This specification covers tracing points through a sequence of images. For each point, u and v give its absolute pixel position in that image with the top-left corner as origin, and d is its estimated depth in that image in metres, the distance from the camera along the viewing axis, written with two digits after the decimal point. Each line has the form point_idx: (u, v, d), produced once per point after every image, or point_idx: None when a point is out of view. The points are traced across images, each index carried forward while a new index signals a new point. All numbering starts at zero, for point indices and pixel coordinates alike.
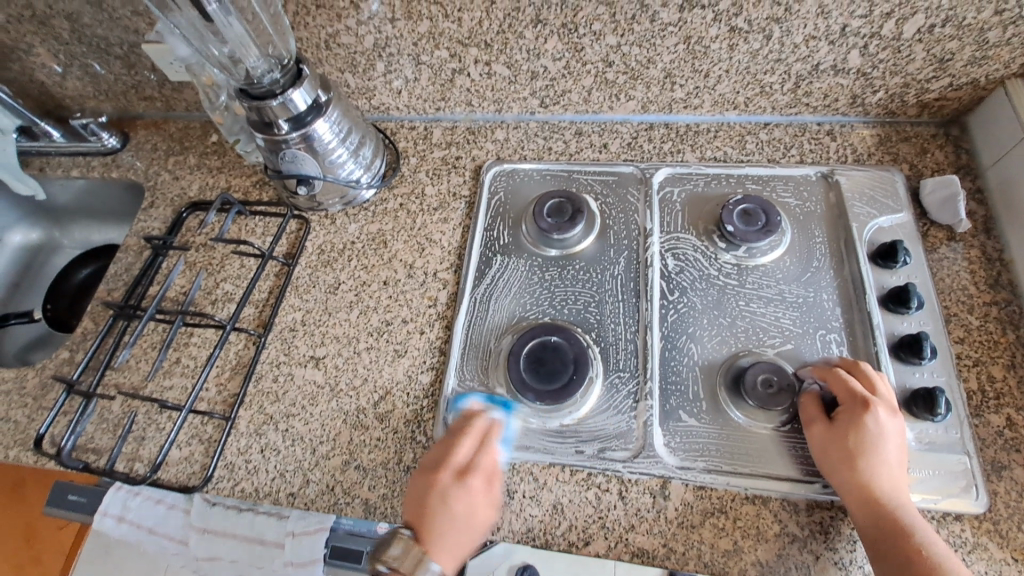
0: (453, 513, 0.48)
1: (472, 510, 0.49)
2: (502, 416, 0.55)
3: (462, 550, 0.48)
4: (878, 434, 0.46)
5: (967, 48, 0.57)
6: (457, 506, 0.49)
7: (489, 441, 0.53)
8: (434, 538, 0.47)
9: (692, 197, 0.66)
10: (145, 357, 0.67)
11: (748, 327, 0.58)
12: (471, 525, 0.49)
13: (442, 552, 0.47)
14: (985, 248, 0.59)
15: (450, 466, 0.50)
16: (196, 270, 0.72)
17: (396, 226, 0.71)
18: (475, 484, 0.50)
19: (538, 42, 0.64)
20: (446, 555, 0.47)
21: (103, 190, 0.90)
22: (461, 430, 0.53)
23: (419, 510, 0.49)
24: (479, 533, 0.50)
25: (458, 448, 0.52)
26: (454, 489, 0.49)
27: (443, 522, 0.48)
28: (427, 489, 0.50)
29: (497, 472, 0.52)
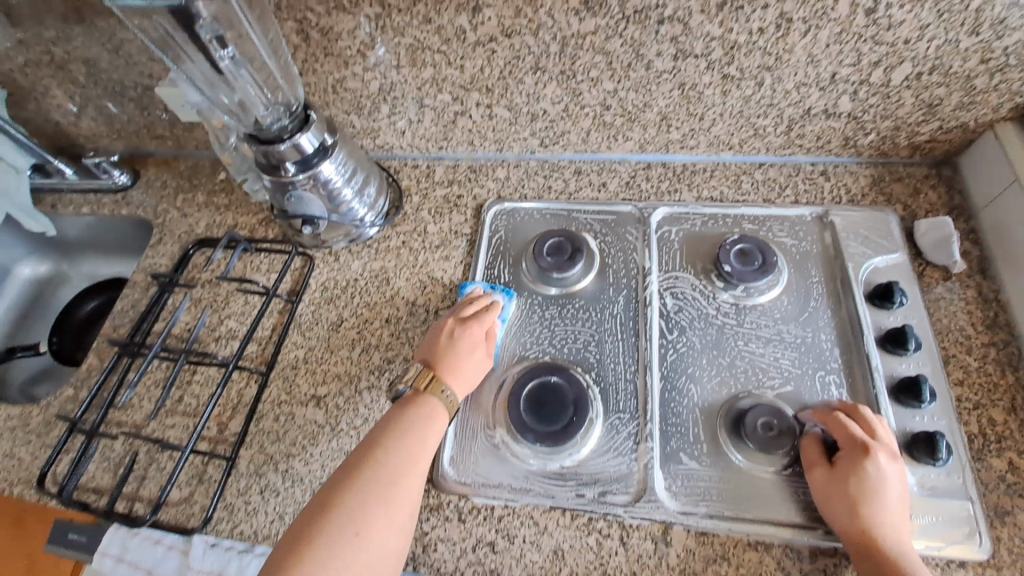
0: (458, 351, 0.57)
1: (474, 349, 0.57)
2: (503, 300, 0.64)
3: (470, 382, 0.56)
4: (879, 481, 0.46)
5: (955, 94, 0.59)
6: (460, 344, 0.57)
7: (489, 304, 0.61)
8: (442, 363, 0.56)
9: (690, 236, 0.67)
10: (149, 395, 0.68)
11: (747, 368, 0.58)
12: (473, 360, 0.57)
13: (456, 380, 0.55)
14: (981, 289, 0.59)
15: (453, 321, 0.59)
16: (201, 307, 0.73)
17: (399, 263, 0.72)
18: (476, 331, 0.58)
19: (537, 87, 0.66)
20: (456, 382, 0.55)
21: (113, 225, 0.92)
22: (467, 301, 0.62)
23: (429, 350, 0.58)
24: (482, 372, 0.57)
25: (461, 312, 0.60)
26: (457, 331, 0.58)
27: (449, 359, 0.56)
28: (436, 334, 0.59)
29: (495, 329, 0.60)
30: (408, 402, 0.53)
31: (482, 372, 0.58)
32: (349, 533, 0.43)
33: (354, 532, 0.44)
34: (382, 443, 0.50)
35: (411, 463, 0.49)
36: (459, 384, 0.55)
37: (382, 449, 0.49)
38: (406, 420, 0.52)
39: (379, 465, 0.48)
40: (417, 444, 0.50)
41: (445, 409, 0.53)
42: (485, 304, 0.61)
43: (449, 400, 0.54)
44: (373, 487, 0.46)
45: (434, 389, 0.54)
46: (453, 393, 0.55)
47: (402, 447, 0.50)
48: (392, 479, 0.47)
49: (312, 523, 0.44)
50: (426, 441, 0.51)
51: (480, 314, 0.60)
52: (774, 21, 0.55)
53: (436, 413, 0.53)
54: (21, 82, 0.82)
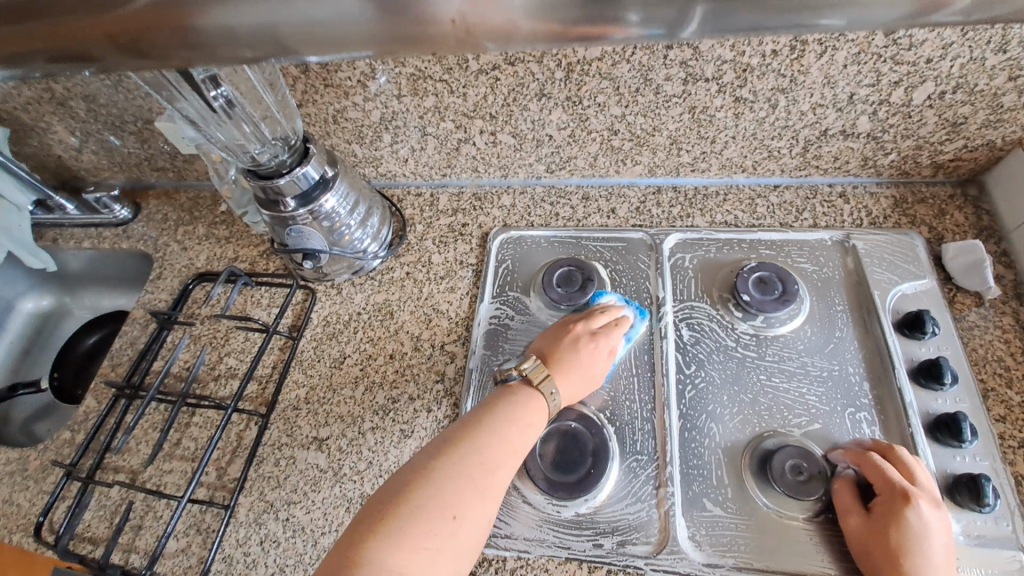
0: (579, 359, 0.53)
1: (595, 362, 0.54)
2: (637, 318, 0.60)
3: (577, 392, 0.53)
4: (922, 532, 0.42)
5: (981, 112, 0.56)
6: (583, 352, 0.54)
7: (622, 321, 0.58)
8: (559, 366, 0.53)
9: (705, 263, 0.65)
10: (146, 439, 0.66)
11: (771, 404, 0.55)
12: (588, 374, 0.53)
13: (566, 387, 0.52)
14: (1018, 315, 0.56)
15: (586, 327, 0.56)
16: (200, 345, 0.71)
17: (403, 296, 0.70)
18: (600, 344, 0.55)
19: (542, 113, 0.64)
20: (568, 384, 0.52)
21: (113, 259, 0.91)
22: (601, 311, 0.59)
23: (550, 349, 0.54)
24: (592, 384, 0.54)
25: (595, 319, 0.57)
26: (587, 338, 0.55)
27: (568, 369, 0.52)
28: (563, 333, 0.56)
29: (619, 348, 0.57)
30: (515, 392, 0.50)
31: (590, 388, 0.54)
32: (441, 514, 0.40)
33: (445, 516, 0.40)
34: (474, 426, 0.47)
35: (506, 455, 0.46)
36: (570, 394, 0.52)
37: (486, 429, 0.46)
38: (513, 402, 0.49)
39: (473, 449, 0.45)
40: (516, 435, 0.47)
41: (548, 410, 0.50)
42: (619, 319, 0.58)
43: (554, 403, 0.51)
44: (468, 469, 0.43)
45: (545, 388, 0.51)
46: (558, 400, 0.51)
47: (499, 434, 0.46)
48: (484, 466, 0.44)
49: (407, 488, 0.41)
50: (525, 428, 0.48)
51: (613, 330, 0.56)
52: (788, 43, 0.53)
53: (538, 411, 0.49)
54: (24, 118, 0.82)
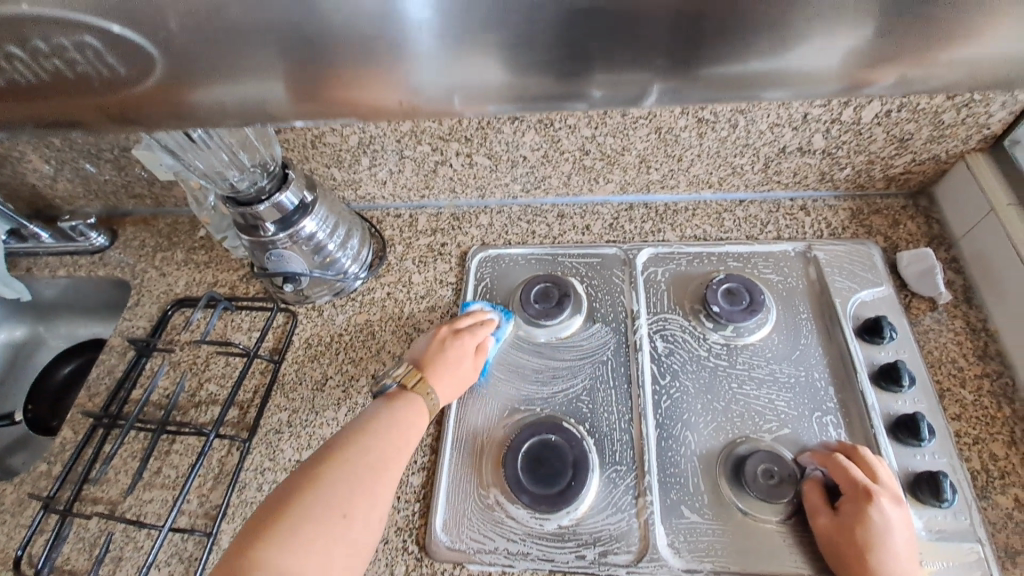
0: (449, 358, 0.58)
1: (464, 359, 0.59)
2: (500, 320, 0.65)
3: (453, 391, 0.57)
4: (884, 528, 0.44)
5: (925, 128, 0.60)
6: (451, 351, 0.59)
7: (486, 320, 0.63)
8: (433, 368, 0.57)
9: (676, 276, 0.67)
10: (126, 468, 0.65)
11: (743, 411, 0.57)
12: (459, 372, 0.58)
13: (443, 384, 0.57)
14: (968, 318, 0.59)
15: (450, 330, 0.61)
16: (180, 372, 0.70)
17: (384, 316, 0.71)
18: (465, 342, 0.60)
19: (516, 136, 0.67)
20: (441, 384, 0.56)
21: (90, 287, 0.90)
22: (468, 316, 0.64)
23: (424, 352, 0.59)
24: (468, 381, 0.59)
25: (458, 323, 0.62)
26: (451, 338, 0.60)
27: (442, 367, 0.57)
28: (430, 338, 0.60)
29: (488, 344, 0.62)
30: (393, 397, 0.54)
31: (466, 385, 0.59)
32: (323, 520, 0.42)
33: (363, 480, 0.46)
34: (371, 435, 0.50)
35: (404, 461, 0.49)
36: (442, 391, 0.57)
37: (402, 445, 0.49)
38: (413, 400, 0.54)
39: (361, 455, 0.47)
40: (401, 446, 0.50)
41: (427, 410, 0.54)
42: (481, 322, 0.62)
43: (432, 403, 0.55)
44: (358, 476, 0.46)
45: (419, 390, 0.55)
46: (436, 400, 0.55)
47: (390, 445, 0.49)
48: (373, 468, 0.47)
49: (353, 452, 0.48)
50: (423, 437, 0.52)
51: (475, 331, 0.61)
52: None
53: (416, 410, 0.53)
54: None
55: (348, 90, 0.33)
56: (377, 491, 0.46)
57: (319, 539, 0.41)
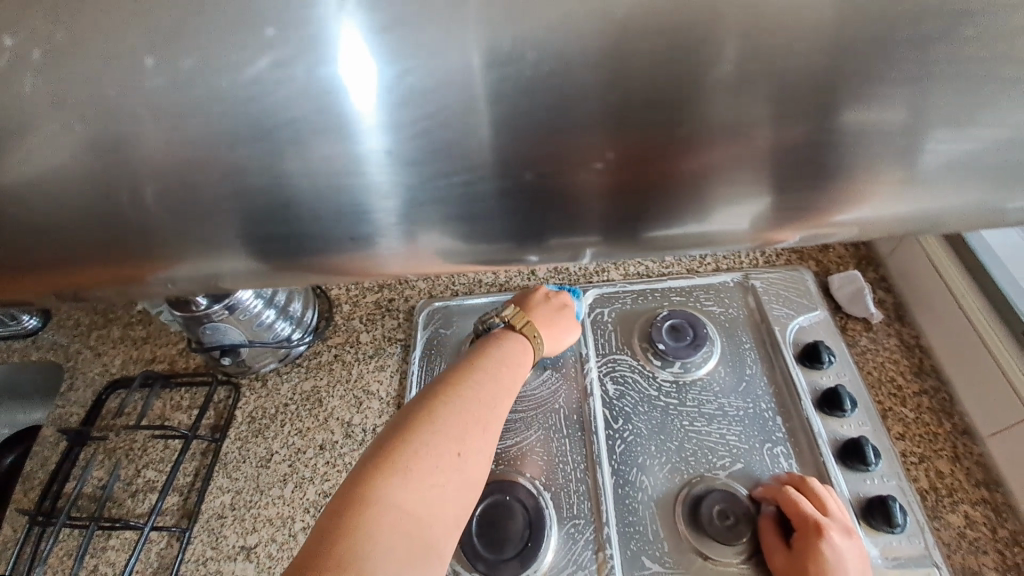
0: (551, 308, 0.61)
1: (560, 315, 0.61)
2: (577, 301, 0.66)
3: (554, 339, 0.60)
4: (837, 563, 0.44)
5: None
6: (551, 306, 0.61)
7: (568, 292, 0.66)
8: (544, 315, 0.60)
9: (622, 315, 0.67)
10: (56, 572, 0.60)
11: (696, 448, 0.56)
12: (560, 326, 0.61)
13: (547, 334, 0.59)
14: (903, 336, 0.61)
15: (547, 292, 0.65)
16: (115, 460, 0.66)
17: (331, 380, 0.69)
18: (563, 297, 0.63)
19: None
20: (545, 334, 0.59)
21: (21, 371, 0.85)
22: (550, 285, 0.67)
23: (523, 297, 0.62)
24: (566, 333, 0.61)
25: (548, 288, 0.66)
26: (553, 295, 0.63)
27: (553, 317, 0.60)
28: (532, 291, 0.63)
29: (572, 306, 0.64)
30: (502, 337, 0.54)
31: (559, 340, 0.60)
32: (442, 461, 0.40)
33: (480, 422, 0.44)
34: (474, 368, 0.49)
35: (506, 393, 0.48)
36: (548, 334, 0.59)
37: (505, 379, 0.49)
38: (507, 342, 0.53)
39: (471, 391, 0.46)
40: (508, 377, 0.50)
41: (533, 354, 0.55)
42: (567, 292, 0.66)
43: (538, 347, 0.56)
44: (471, 413, 0.44)
45: (527, 333, 0.56)
46: (540, 345, 0.57)
47: (495, 378, 0.48)
48: (483, 408, 0.45)
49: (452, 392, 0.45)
50: (519, 367, 0.52)
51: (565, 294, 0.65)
52: None
53: (524, 356, 0.54)
54: None
55: (335, 275, 0.39)
56: (492, 429, 0.45)
57: (435, 473, 0.39)
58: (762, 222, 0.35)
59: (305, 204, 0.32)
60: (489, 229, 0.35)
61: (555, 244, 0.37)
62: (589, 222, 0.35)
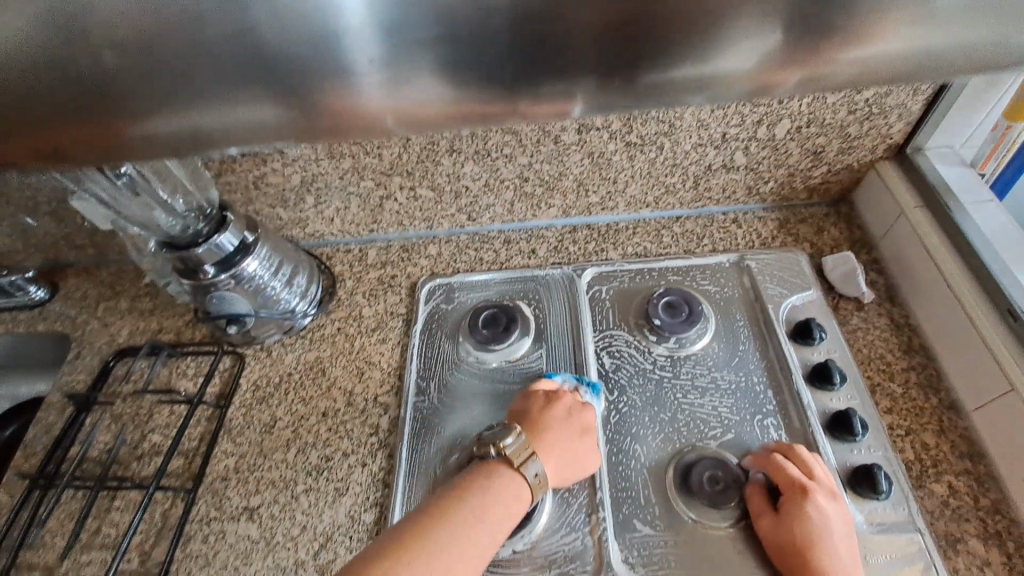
0: (565, 424, 0.55)
1: (574, 435, 0.55)
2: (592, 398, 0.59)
3: (561, 468, 0.53)
4: (822, 523, 0.46)
5: (835, 141, 0.66)
6: (564, 421, 0.55)
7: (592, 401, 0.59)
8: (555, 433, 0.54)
9: (620, 293, 0.69)
10: (61, 531, 0.61)
11: (688, 420, 0.58)
12: (570, 449, 0.54)
13: (554, 458, 0.53)
14: (893, 315, 0.63)
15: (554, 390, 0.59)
16: (121, 424, 0.68)
17: (334, 352, 0.70)
18: (582, 415, 0.56)
19: (456, 168, 0.69)
20: (549, 459, 0.52)
21: (27, 343, 0.86)
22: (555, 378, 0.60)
23: (525, 406, 0.57)
24: (580, 463, 0.54)
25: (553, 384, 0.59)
26: (574, 407, 0.56)
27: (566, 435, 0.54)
28: (549, 399, 0.57)
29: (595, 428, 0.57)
30: (500, 464, 0.50)
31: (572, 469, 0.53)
32: None
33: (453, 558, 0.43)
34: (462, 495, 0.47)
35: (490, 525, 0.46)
36: (554, 461, 0.52)
37: (494, 512, 0.47)
38: (503, 470, 0.50)
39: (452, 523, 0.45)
40: (497, 508, 0.47)
41: (529, 493, 0.50)
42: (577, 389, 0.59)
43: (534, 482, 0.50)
44: (475, 524, 0.46)
45: (525, 470, 0.50)
46: (540, 479, 0.51)
47: (483, 511, 0.47)
48: (459, 545, 0.44)
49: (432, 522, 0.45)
50: (514, 501, 0.49)
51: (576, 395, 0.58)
52: None
53: (518, 495, 0.49)
54: None
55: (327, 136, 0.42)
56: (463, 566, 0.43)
57: None
58: (769, 59, 0.39)
59: (288, 38, 0.36)
60: (470, 67, 0.38)
61: (549, 91, 0.40)
62: (580, 66, 0.39)
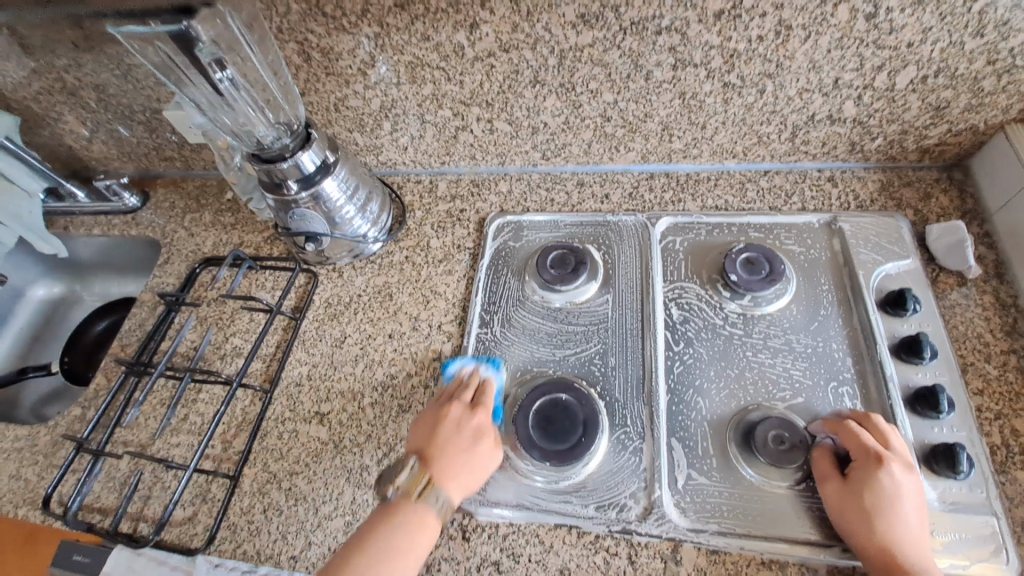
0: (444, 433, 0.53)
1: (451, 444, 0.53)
2: (491, 372, 0.60)
3: (460, 479, 0.51)
4: (893, 493, 0.44)
5: (963, 96, 0.59)
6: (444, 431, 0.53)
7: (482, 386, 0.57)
8: (437, 458, 0.52)
9: (695, 245, 0.66)
10: (154, 414, 0.68)
11: (756, 378, 0.56)
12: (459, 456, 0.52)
13: (468, 466, 0.52)
14: (999, 294, 0.58)
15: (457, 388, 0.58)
16: (206, 326, 0.73)
17: (402, 278, 0.72)
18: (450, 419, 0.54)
19: (537, 100, 0.67)
20: (453, 486, 0.51)
21: (121, 246, 0.93)
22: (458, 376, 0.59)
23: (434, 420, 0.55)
24: (484, 458, 0.52)
25: (455, 382, 0.59)
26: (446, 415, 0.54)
27: (375, 547, 0.47)
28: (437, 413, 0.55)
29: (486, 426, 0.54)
30: (405, 502, 0.50)
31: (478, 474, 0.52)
32: None
33: None
34: (389, 521, 0.49)
35: (409, 545, 0.48)
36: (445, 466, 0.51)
37: (387, 524, 0.48)
38: (410, 506, 0.49)
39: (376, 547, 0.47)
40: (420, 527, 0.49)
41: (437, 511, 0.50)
42: (476, 375, 0.59)
43: (441, 503, 0.50)
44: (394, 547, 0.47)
45: (429, 498, 0.50)
46: (445, 500, 0.50)
47: (406, 522, 0.49)
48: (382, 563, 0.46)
49: (353, 554, 0.47)
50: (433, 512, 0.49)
51: (472, 384, 0.57)
52: (773, 29, 0.55)
53: (427, 520, 0.49)
54: (36, 108, 0.85)
55: None
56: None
57: None
58: None
59: None
60: None
61: None
62: None
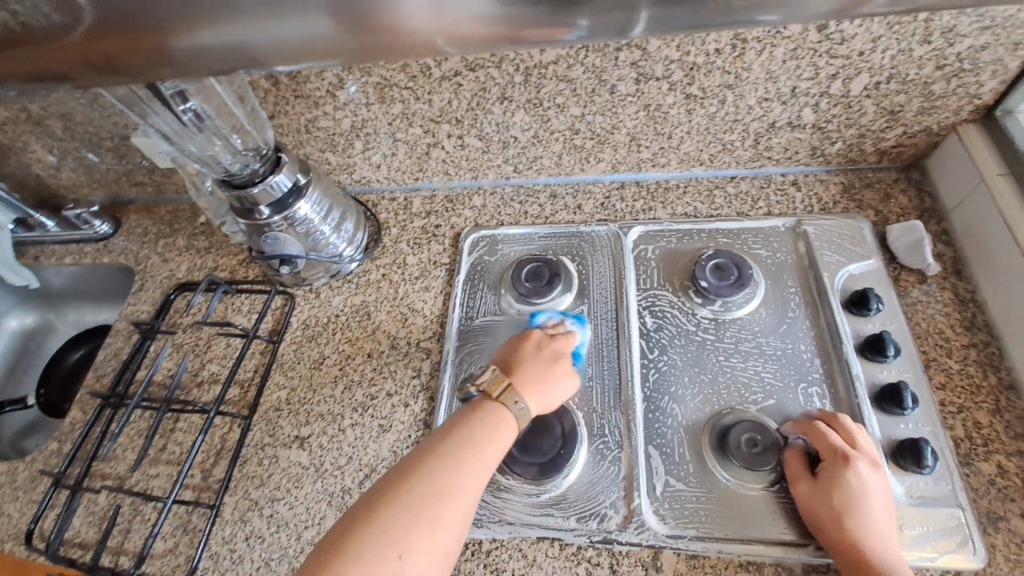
0: (529, 351, 0.55)
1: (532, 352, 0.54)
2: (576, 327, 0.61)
3: (536, 382, 0.52)
4: (860, 491, 0.46)
5: (915, 100, 0.61)
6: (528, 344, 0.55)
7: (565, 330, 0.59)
8: (521, 370, 0.53)
9: (666, 253, 0.68)
10: (132, 446, 0.67)
11: (729, 382, 0.58)
12: (540, 363, 0.53)
13: (542, 379, 0.52)
14: (957, 290, 0.60)
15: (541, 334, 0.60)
16: (183, 353, 0.73)
17: (379, 297, 0.72)
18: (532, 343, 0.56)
19: (505, 116, 0.67)
20: (534, 394, 0.51)
21: (94, 273, 0.92)
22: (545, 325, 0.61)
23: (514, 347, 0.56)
24: (563, 381, 0.53)
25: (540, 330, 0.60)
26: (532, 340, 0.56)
27: (421, 479, 0.42)
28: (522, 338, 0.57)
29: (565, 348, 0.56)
30: (476, 410, 0.49)
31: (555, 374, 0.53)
32: (387, 551, 0.38)
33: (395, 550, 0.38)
34: (432, 453, 0.45)
35: (457, 479, 0.43)
36: (530, 377, 0.52)
37: (433, 458, 0.44)
38: (478, 420, 0.48)
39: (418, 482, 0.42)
40: (470, 462, 0.44)
41: (512, 420, 0.49)
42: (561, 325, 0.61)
43: (520, 410, 0.49)
44: (449, 478, 0.43)
45: (508, 402, 0.49)
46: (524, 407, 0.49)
47: (462, 450, 0.45)
48: (428, 497, 0.41)
49: (390, 488, 0.42)
50: (489, 449, 0.46)
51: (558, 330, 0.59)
52: (729, 42, 0.57)
53: (503, 424, 0.48)
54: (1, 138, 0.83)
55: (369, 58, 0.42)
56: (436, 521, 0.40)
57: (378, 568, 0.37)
58: None
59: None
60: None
61: None
62: None
